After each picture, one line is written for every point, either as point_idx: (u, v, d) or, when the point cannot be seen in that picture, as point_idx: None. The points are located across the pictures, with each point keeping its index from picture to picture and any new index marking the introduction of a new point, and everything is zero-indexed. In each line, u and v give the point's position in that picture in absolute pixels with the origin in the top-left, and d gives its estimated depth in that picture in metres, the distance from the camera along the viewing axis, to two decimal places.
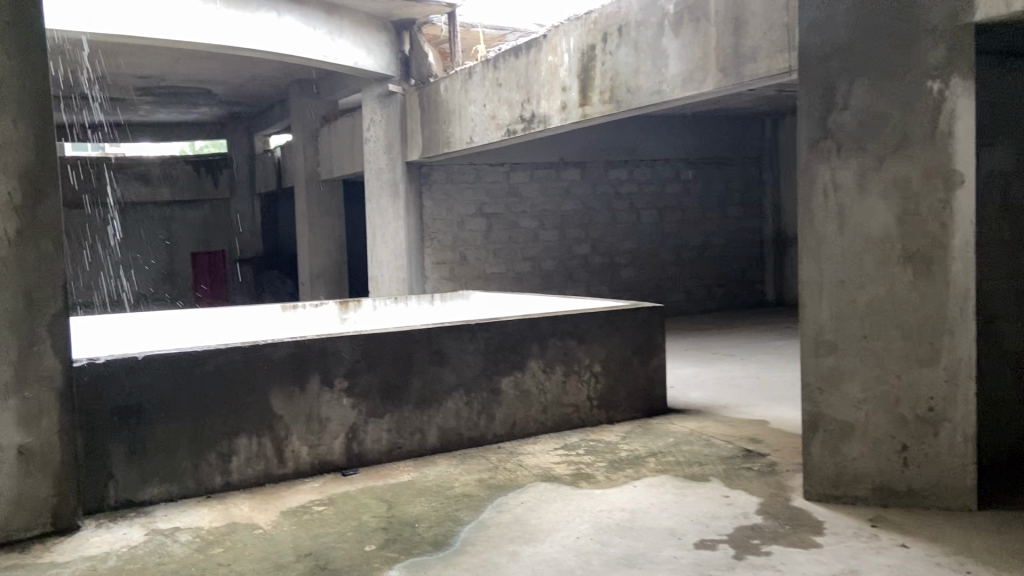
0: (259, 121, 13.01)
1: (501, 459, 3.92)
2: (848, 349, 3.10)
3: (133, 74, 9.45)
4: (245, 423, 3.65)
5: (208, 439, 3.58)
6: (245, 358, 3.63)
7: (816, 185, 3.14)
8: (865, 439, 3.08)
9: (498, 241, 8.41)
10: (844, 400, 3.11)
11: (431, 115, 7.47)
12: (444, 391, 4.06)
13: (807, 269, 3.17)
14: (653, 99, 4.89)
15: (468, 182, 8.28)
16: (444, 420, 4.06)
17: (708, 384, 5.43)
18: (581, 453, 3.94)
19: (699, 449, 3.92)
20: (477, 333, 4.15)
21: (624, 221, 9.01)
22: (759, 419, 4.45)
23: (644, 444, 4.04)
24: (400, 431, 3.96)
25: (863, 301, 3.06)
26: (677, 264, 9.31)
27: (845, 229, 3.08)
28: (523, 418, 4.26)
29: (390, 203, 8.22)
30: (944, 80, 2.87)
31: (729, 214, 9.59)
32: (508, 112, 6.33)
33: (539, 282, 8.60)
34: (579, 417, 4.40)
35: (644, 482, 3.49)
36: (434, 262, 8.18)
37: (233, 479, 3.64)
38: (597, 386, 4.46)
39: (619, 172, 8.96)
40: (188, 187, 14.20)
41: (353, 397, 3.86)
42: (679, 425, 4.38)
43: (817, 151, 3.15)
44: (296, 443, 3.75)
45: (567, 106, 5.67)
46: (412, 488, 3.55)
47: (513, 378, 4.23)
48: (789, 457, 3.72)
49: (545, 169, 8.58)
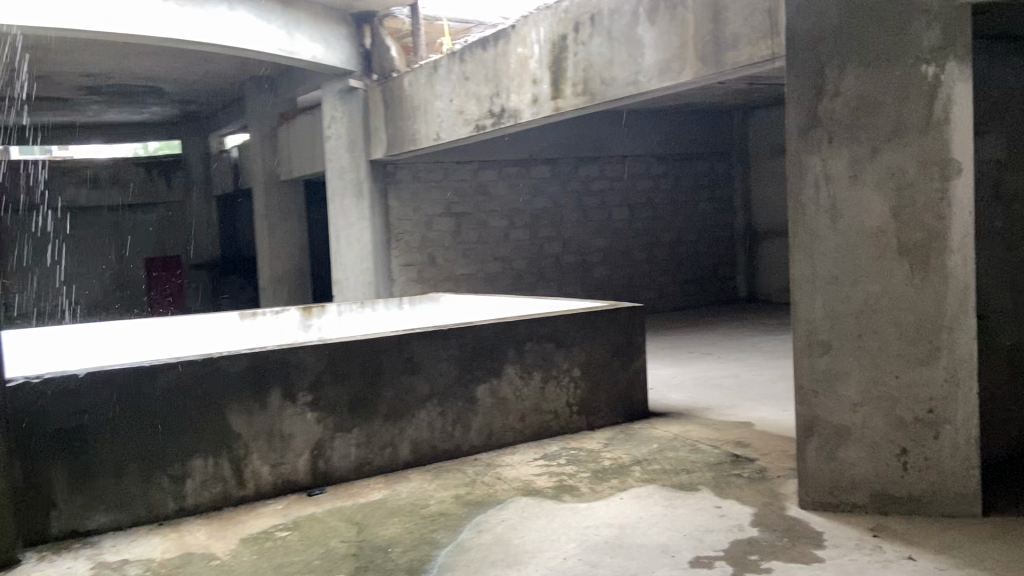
0: (216, 120, 12.59)
1: (478, 472, 3.70)
2: (843, 350, 2.93)
3: (80, 71, 9.03)
4: (200, 443, 3.39)
5: (160, 461, 3.31)
6: (200, 373, 3.37)
7: (807, 176, 2.96)
8: (863, 444, 2.92)
9: (467, 242, 8.18)
10: (840, 403, 2.94)
11: (395, 111, 7.21)
12: (416, 402, 3.83)
13: (799, 266, 2.99)
14: (628, 90, 4.71)
15: (435, 180, 8.03)
16: (417, 432, 3.83)
17: (688, 385, 5.28)
18: (562, 463, 3.74)
19: (685, 455, 3.74)
20: (450, 339, 3.93)
21: (594, 218, 8.84)
22: (744, 421, 4.29)
23: (628, 452, 3.85)
24: (370, 445, 3.72)
25: (858, 298, 2.90)
26: (649, 261, 9.17)
27: (838, 223, 2.91)
28: (500, 427, 4.04)
29: (354, 203, 7.96)
30: (939, 65, 2.73)
31: (700, 210, 9.48)
32: (477, 107, 6.11)
33: (510, 282, 8.39)
34: (558, 424, 4.20)
35: (631, 494, 3.30)
36: (401, 263, 7.92)
37: (188, 504, 3.38)
38: (577, 392, 4.26)
39: (588, 168, 8.78)
40: (142, 190, 13.75)
41: (318, 411, 3.61)
42: (662, 429, 4.20)
43: (807, 141, 2.97)
44: (257, 462, 3.50)
45: (539, 100, 5.47)
46: (384, 508, 3.32)
47: (489, 385, 4.01)
48: (781, 462, 3.56)
49: (514, 166, 8.36)
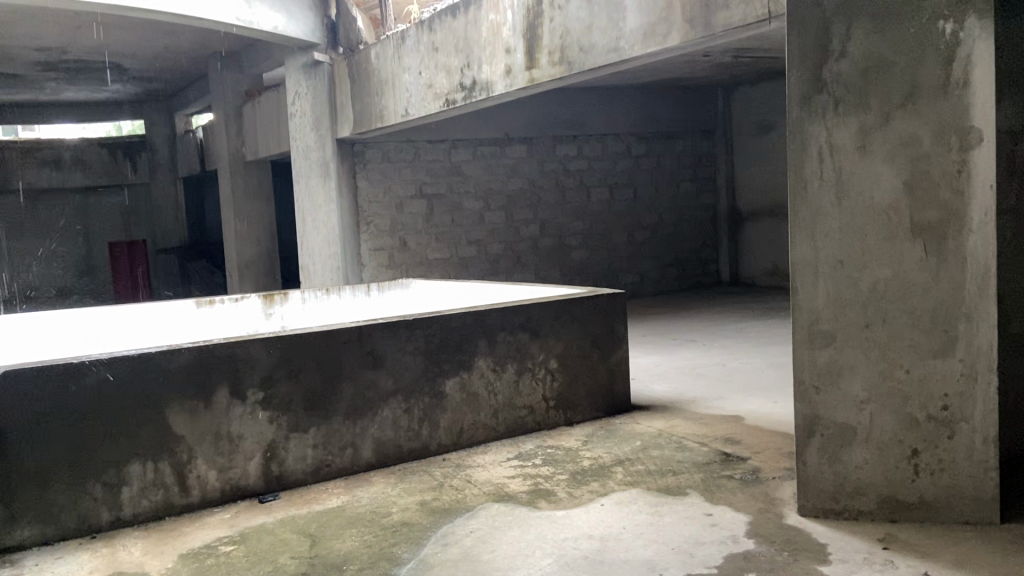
0: (180, 98, 12.09)
1: (446, 474, 3.39)
2: (848, 342, 2.65)
3: (31, 46, 8.55)
4: (137, 447, 3.02)
5: (91, 467, 2.94)
6: (136, 368, 3.02)
7: (809, 148, 2.65)
8: (870, 445, 2.66)
9: (441, 225, 7.84)
10: (845, 400, 2.67)
11: (362, 85, 6.83)
12: (379, 398, 3.50)
13: (800, 248, 2.69)
14: (610, 57, 4.38)
15: (406, 160, 7.67)
16: (380, 431, 3.50)
17: (672, 375, 4.99)
18: (538, 464, 3.43)
19: (670, 454, 3.45)
20: (416, 329, 3.60)
21: (573, 200, 8.53)
22: (732, 415, 4.01)
23: (608, 450, 3.56)
24: (328, 446, 3.39)
25: (865, 284, 2.62)
26: (630, 244, 8.88)
27: (844, 200, 2.62)
28: (471, 425, 3.73)
29: (320, 184, 7.60)
30: (958, 20, 2.45)
31: (682, 191, 9.19)
32: (446, 80, 5.75)
33: (485, 267, 8.06)
34: (534, 420, 3.89)
35: (612, 499, 3.00)
36: (371, 248, 7.56)
37: (125, 515, 3.01)
38: (554, 385, 3.95)
39: (567, 147, 8.45)
40: (105, 172, 13.14)
41: (270, 410, 3.27)
42: (645, 425, 3.91)
43: (809, 109, 2.65)
44: (203, 466, 3.14)
45: (512, 70, 5.12)
46: (341, 518, 2.99)
47: (458, 380, 3.70)
48: (774, 462, 3.28)
49: (489, 145, 8.02)
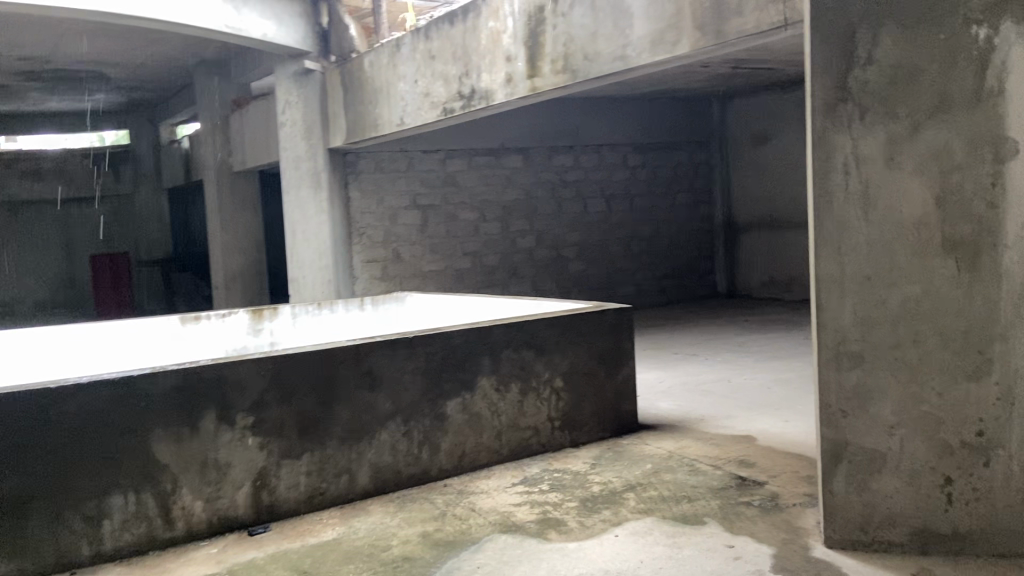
0: (166, 107, 11.89)
1: (449, 502, 3.22)
2: (877, 364, 2.50)
3: (13, 55, 8.36)
4: (119, 476, 2.84)
5: (70, 499, 2.75)
6: (118, 393, 2.84)
7: (835, 158, 2.50)
8: (900, 473, 2.52)
9: (435, 236, 7.69)
10: (874, 426, 2.53)
11: (355, 94, 6.67)
12: (377, 421, 3.33)
13: (825, 266, 2.53)
14: (616, 65, 4.25)
15: (399, 171, 7.51)
16: (378, 456, 3.33)
17: (678, 392, 4.84)
18: (544, 490, 3.27)
19: (684, 479, 3.29)
20: (416, 349, 3.43)
21: (569, 211, 8.39)
22: (744, 435, 3.86)
23: (618, 474, 3.40)
24: (323, 473, 3.21)
25: (895, 304, 2.48)
26: (626, 255, 8.74)
27: (872, 215, 2.48)
28: (473, 448, 3.56)
29: (311, 196, 7.43)
30: (992, 26, 2.33)
31: (679, 201, 9.07)
32: (444, 89, 5.61)
33: (480, 280, 7.90)
34: (538, 442, 3.73)
35: (626, 529, 2.84)
36: (363, 260, 7.39)
37: (106, 549, 2.82)
38: (558, 405, 3.79)
39: (562, 157, 8.32)
40: (87, 183, 13.03)
41: (260, 435, 3.09)
42: (655, 446, 3.76)
43: (834, 118, 2.50)
44: (189, 497, 2.97)
45: (513, 79, 4.99)
46: (339, 552, 2.82)
47: (460, 401, 3.53)
48: (793, 488, 3.13)
49: (484, 155, 7.88)
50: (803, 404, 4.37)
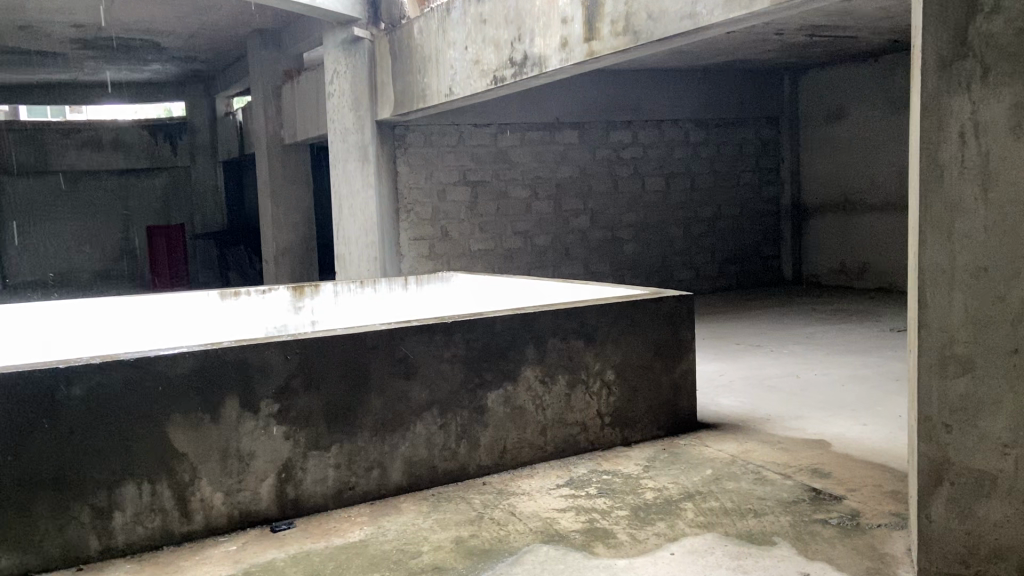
0: (221, 79, 11.83)
1: (487, 503, 2.93)
2: (991, 371, 2.13)
3: (67, 21, 8.31)
4: (131, 466, 2.63)
5: (79, 489, 2.56)
6: (131, 377, 2.62)
7: (949, 127, 2.11)
8: (1012, 497, 2.15)
9: (485, 214, 7.40)
10: (983, 441, 2.16)
11: (403, 63, 6.39)
12: (412, 412, 3.07)
13: (932, 254, 2.14)
14: (684, 25, 3.86)
15: (450, 145, 7.22)
16: (411, 450, 3.07)
17: (741, 386, 4.46)
18: (592, 495, 2.96)
19: (749, 488, 2.95)
20: (455, 335, 3.15)
21: (626, 190, 7.99)
22: (817, 440, 3.48)
23: (675, 479, 3.07)
24: (352, 467, 2.97)
25: (1015, 299, 2.10)
26: (686, 238, 8.31)
27: (992, 193, 2.10)
28: (515, 443, 3.27)
29: (358, 168, 7.22)
30: None
31: (743, 181, 8.57)
32: (495, 55, 5.27)
33: (531, 260, 7.58)
34: (587, 439, 3.42)
35: (684, 547, 2.51)
36: (411, 237, 7.17)
37: (117, 544, 2.62)
38: (610, 399, 3.47)
39: (620, 133, 7.92)
40: (145, 155, 13.14)
41: (285, 425, 2.85)
42: (716, 448, 3.41)
43: (949, 79, 2.10)
44: (207, 489, 2.75)
45: (569, 43, 4.63)
46: (364, 556, 2.56)
47: (502, 393, 3.24)
48: (875, 507, 2.75)
49: (538, 129, 7.54)
50: (883, 406, 3.96)
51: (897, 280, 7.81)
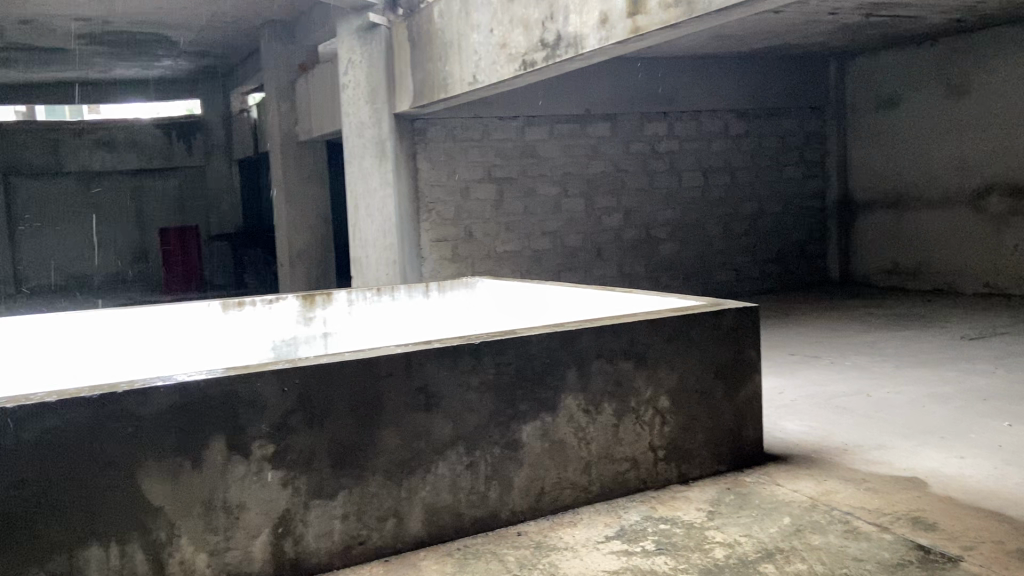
0: (236, 76, 11.46)
1: (522, 561, 2.45)
2: None
3: (71, 14, 7.96)
4: (95, 523, 2.18)
5: (30, 555, 2.10)
6: (95, 418, 2.18)
7: None
8: None
9: (512, 213, 6.91)
10: None
11: (422, 50, 5.93)
12: (433, 450, 2.59)
13: None
14: None
15: (473, 140, 6.75)
16: (433, 495, 2.59)
17: (807, 408, 3.94)
18: (649, 552, 2.46)
19: (840, 546, 2.44)
20: (484, 357, 2.67)
21: (662, 186, 7.48)
22: (910, 478, 2.96)
23: (749, 531, 2.57)
24: (363, 517, 2.49)
25: None
26: (726, 237, 7.77)
27: None
28: (555, 484, 2.78)
29: (375, 164, 6.76)
30: None
31: (786, 175, 8.02)
32: (524, 37, 4.79)
33: (561, 262, 7.09)
34: (637, 477, 2.92)
35: None
36: (432, 239, 6.70)
37: None
38: (663, 430, 2.97)
39: (656, 125, 7.41)
40: (159, 154, 12.88)
41: (283, 469, 2.39)
42: (793, 488, 2.90)
43: None
44: (189, 549, 2.29)
45: (609, 19, 4.12)
46: None
47: (538, 425, 2.76)
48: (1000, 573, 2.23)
49: (568, 122, 7.06)
50: (977, 433, 3.42)
51: (957, 280, 7.21)
